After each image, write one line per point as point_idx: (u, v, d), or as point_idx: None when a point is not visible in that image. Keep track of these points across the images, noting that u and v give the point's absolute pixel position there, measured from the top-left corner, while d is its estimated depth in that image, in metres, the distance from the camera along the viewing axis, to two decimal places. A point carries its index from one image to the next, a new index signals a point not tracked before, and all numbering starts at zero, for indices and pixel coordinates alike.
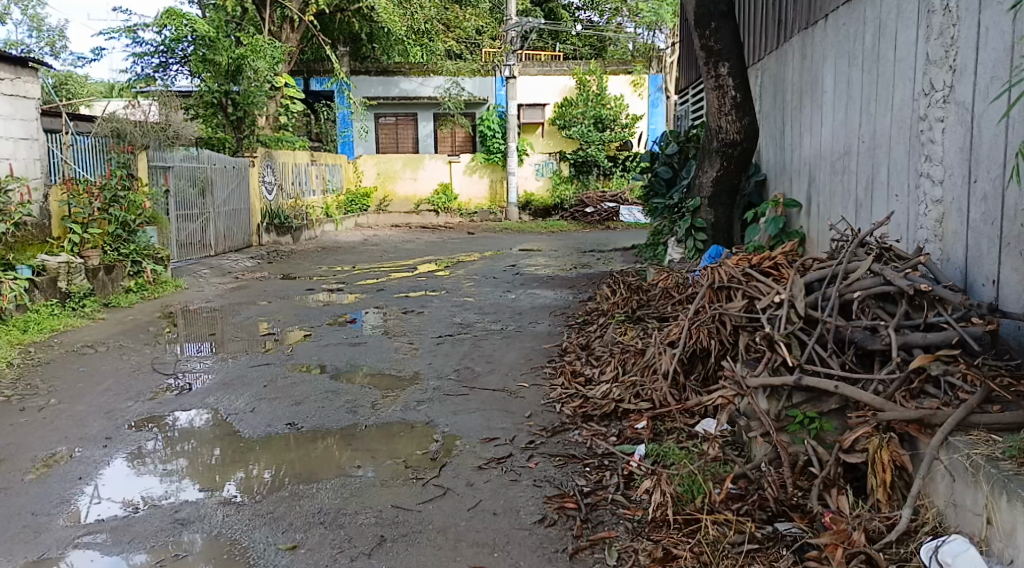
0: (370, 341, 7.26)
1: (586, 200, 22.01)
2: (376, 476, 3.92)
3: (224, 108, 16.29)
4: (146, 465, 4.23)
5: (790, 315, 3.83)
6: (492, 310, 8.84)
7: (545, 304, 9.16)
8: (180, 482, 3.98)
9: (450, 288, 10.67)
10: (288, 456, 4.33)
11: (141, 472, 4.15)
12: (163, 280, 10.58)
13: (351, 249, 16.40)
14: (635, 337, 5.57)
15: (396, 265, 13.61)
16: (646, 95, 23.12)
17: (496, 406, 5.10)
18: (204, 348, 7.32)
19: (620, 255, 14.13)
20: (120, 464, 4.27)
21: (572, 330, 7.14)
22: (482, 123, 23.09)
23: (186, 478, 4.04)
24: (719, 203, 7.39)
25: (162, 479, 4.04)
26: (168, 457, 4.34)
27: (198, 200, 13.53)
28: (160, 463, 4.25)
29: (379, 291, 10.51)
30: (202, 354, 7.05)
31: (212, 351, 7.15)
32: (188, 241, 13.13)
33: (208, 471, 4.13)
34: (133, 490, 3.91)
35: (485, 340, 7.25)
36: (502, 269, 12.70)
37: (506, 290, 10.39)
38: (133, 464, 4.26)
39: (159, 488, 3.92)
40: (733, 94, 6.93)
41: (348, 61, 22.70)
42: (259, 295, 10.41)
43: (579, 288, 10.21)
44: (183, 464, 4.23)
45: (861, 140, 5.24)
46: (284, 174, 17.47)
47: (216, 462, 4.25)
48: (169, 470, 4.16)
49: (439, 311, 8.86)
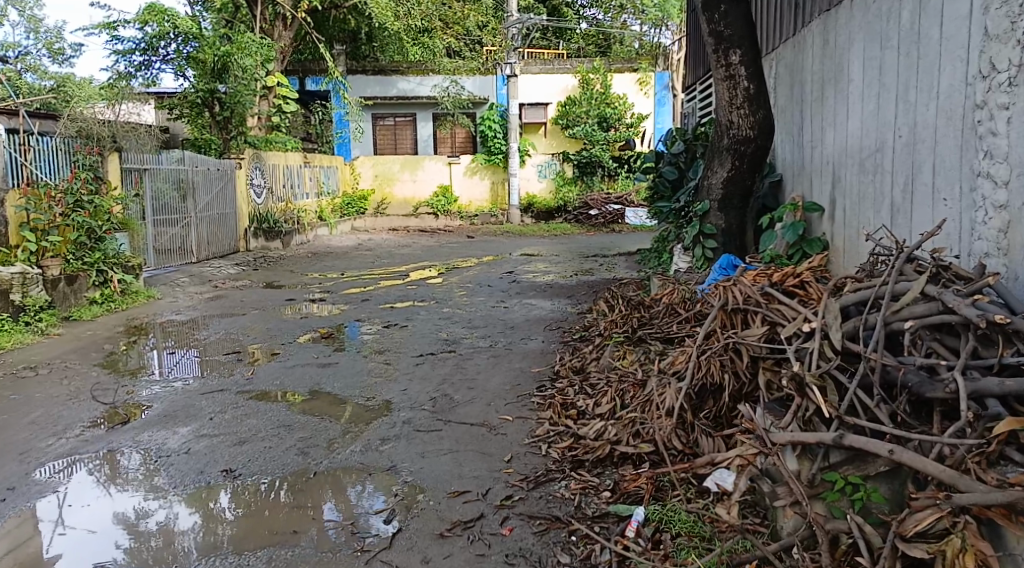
0: (341, 362, 6.54)
1: (589, 202, 21.29)
2: (321, 532, 3.43)
3: (210, 108, 15.70)
4: (129, 481, 4.11)
5: (823, 348, 3.11)
6: (482, 323, 8.12)
7: (541, 316, 8.42)
8: (164, 499, 3.87)
9: (441, 298, 9.94)
10: (279, 470, 4.14)
11: (122, 488, 4.03)
12: (134, 290, 9.98)
13: (344, 254, 15.71)
14: (635, 364, 4.82)
15: (387, 272, 12.90)
16: (652, 93, 22.40)
17: (472, 445, 4.36)
18: (189, 368, 6.69)
19: (627, 260, 13.34)
20: (100, 481, 4.12)
21: (566, 349, 6.40)
22: (483, 123, 22.37)
23: (172, 494, 3.93)
24: (730, 208, 6.57)
25: (147, 495, 3.93)
26: (150, 472, 4.20)
27: (179, 205, 12.87)
28: (143, 478, 4.12)
29: (363, 302, 9.79)
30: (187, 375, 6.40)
31: (197, 371, 6.51)
32: (169, 246, 12.49)
33: (194, 487, 3.98)
34: (114, 507, 3.82)
35: (470, 360, 6.51)
36: (499, 276, 11.95)
37: (500, 300, 9.65)
38: (119, 476, 4.17)
39: (143, 504, 3.84)
40: (745, 85, 6.16)
41: (344, 59, 22.02)
42: (235, 307, 9.72)
43: (578, 298, 9.45)
44: (166, 480, 4.10)
45: (898, 134, 4.50)
46: (275, 177, 16.78)
47: (199, 479, 4.08)
48: (152, 485, 4.04)
49: (424, 325, 8.13)
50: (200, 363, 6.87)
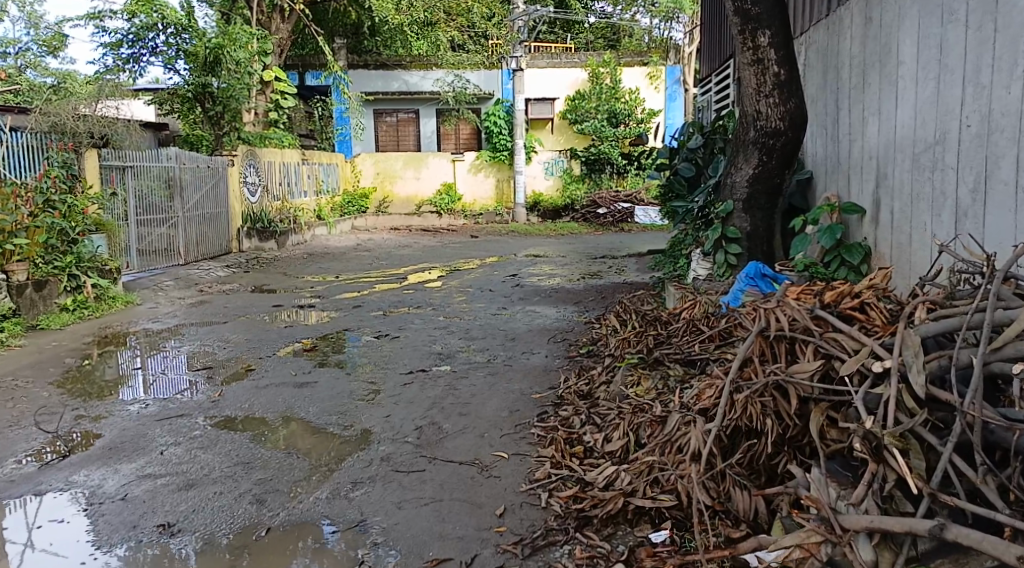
0: (321, 381, 5.85)
1: (598, 200, 20.59)
2: None
3: (203, 103, 15.12)
4: (70, 515, 3.64)
5: (902, 397, 2.45)
6: (480, 334, 7.41)
7: (546, 326, 7.71)
8: (103, 540, 3.40)
9: (439, 304, 9.25)
10: (235, 514, 3.57)
11: (59, 525, 3.56)
12: (111, 295, 9.36)
13: (342, 255, 15.09)
14: (653, 392, 4.12)
15: (384, 275, 12.28)
16: (663, 87, 21.67)
17: (459, 494, 3.67)
18: (180, 383, 6.09)
19: (637, 263, 12.61)
20: (42, 514, 3.67)
21: (573, 368, 5.69)
22: (488, 119, 21.66)
23: (113, 533, 3.45)
24: (756, 208, 5.84)
25: (86, 534, 3.46)
26: (94, 506, 3.72)
27: (164, 204, 12.23)
28: (85, 514, 3.64)
29: (356, 309, 9.09)
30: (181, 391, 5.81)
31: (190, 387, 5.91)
32: (153, 246, 11.89)
33: (139, 528, 3.49)
34: (44, 548, 3.35)
35: (465, 378, 5.81)
36: (501, 280, 11.25)
37: (501, 307, 8.94)
38: (62, 509, 3.71)
39: (79, 545, 3.36)
40: (775, 70, 5.47)
41: (344, 53, 21.35)
42: (217, 314, 9.05)
43: (586, 306, 8.72)
44: (111, 514, 3.62)
45: (968, 123, 3.81)
46: (271, 175, 16.12)
47: (147, 515, 3.59)
48: (93, 522, 3.57)
49: (417, 336, 7.43)
50: (184, 378, 6.26)
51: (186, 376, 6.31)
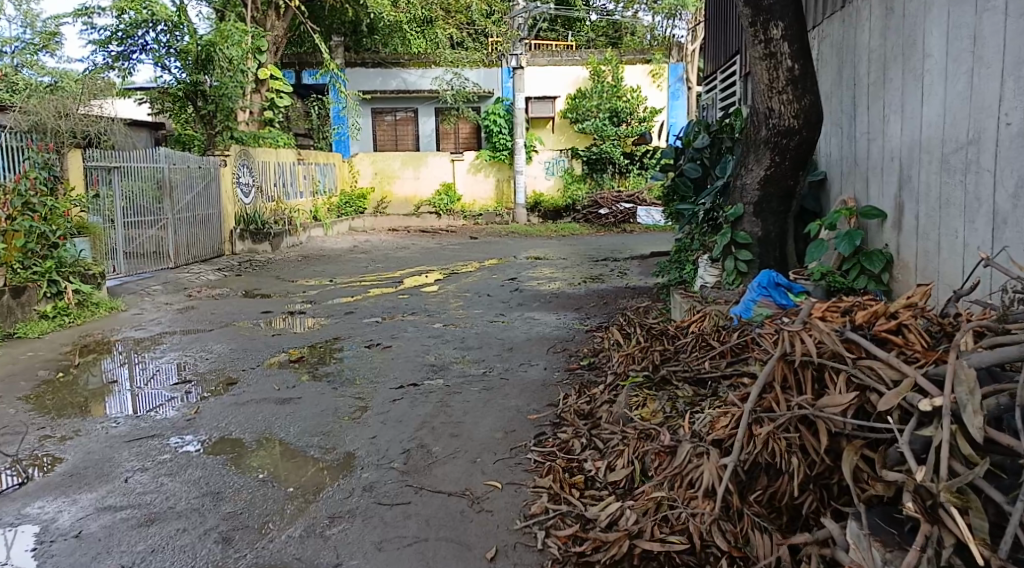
0: (305, 396, 5.49)
1: (599, 200, 20.24)
2: None
3: (195, 101, 14.85)
4: (19, 553, 3.32)
5: (958, 442, 2.20)
6: (476, 343, 7.06)
7: (545, 334, 7.35)
8: None
9: (435, 310, 8.89)
10: (198, 555, 3.24)
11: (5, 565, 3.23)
12: (94, 302, 9.04)
13: (338, 256, 14.74)
14: (660, 416, 3.77)
15: (380, 278, 11.94)
16: (665, 86, 21.26)
17: (446, 532, 3.33)
18: (164, 396, 5.80)
19: (640, 266, 12.24)
20: None
21: (574, 383, 5.33)
22: (488, 117, 21.21)
23: None
24: (768, 212, 5.48)
25: None
26: (45, 544, 3.39)
27: (154, 206, 11.89)
28: (34, 553, 3.31)
29: (348, 316, 8.73)
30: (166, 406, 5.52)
31: (175, 401, 5.63)
32: (142, 249, 11.55)
33: None
34: None
35: (458, 393, 5.45)
36: (500, 284, 10.87)
37: (499, 314, 8.58)
38: (11, 546, 3.38)
39: None
40: (789, 65, 5.10)
41: (342, 51, 20.98)
42: (204, 321, 8.70)
43: (588, 312, 8.37)
44: (62, 554, 3.29)
45: (1008, 121, 3.46)
46: (265, 175, 15.78)
47: (102, 557, 3.25)
48: (42, 563, 3.23)
49: (410, 345, 7.07)
50: (168, 390, 5.97)
51: (162, 390, 5.98)
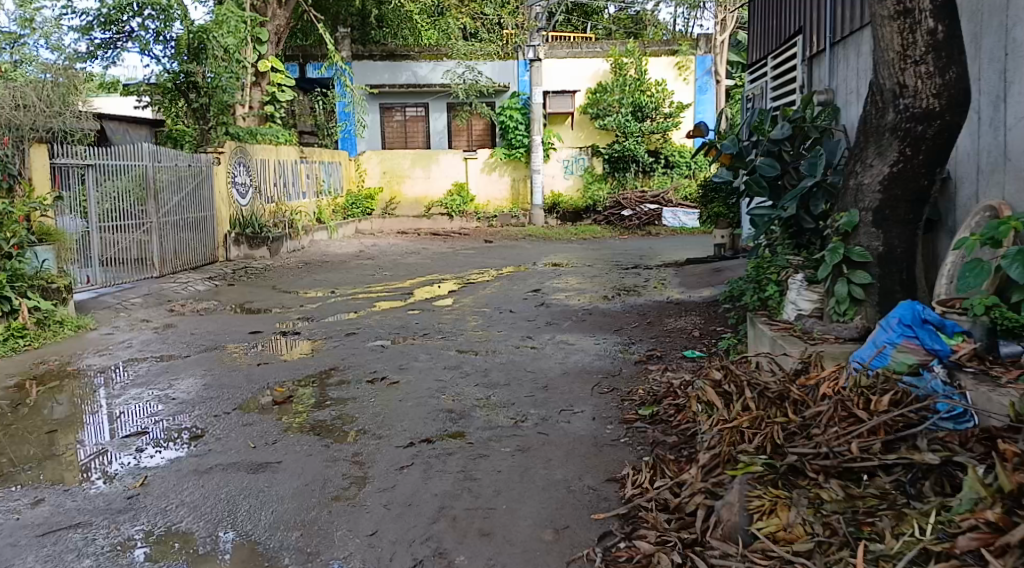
0: (287, 459, 4.24)
1: (622, 201, 18.94)
2: None
3: (186, 94, 13.67)
4: None
5: None
6: (504, 379, 5.76)
7: (587, 366, 6.05)
8: None
9: (451, 331, 7.59)
10: None
11: None
12: (58, 319, 7.85)
13: (341, 263, 13.51)
14: (807, 539, 2.60)
15: (388, 289, 10.69)
16: (692, 79, 20.00)
17: None
18: (111, 451, 4.57)
19: (678, 277, 10.89)
20: None
21: (642, 451, 4.04)
22: (504, 112, 19.87)
23: None
24: (892, 221, 4.19)
25: None
26: None
27: (135, 208, 10.67)
28: None
29: (348, 339, 7.44)
30: (109, 468, 4.28)
31: (122, 461, 4.39)
32: (122, 255, 10.34)
33: None
34: None
35: (485, 456, 4.18)
36: (523, 297, 9.57)
37: (525, 337, 7.28)
38: None
39: None
40: (932, 26, 3.80)
41: (348, 43, 19.71)
42: (182, 344, 7.45)
43: (632, 336, 7.06)
44: None
45: None
46: (264, 175, 14.54)
47: None
48: None
49: (422, 381, 5.77)
50: (120, 442, 4.73)
51: (102, 446, 4.70)
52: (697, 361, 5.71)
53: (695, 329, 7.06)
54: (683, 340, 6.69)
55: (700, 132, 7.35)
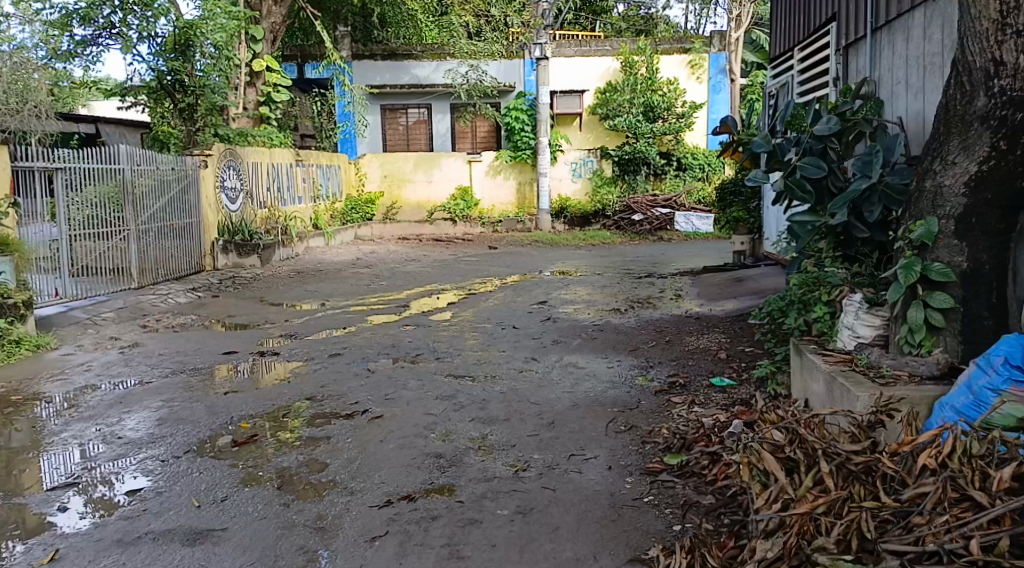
0: (234, 525, 3.47)
1: (633, 205, 18.16)
2: None
3: (172, 94, 12.96)
4: None
5: None
6: (504, 413, 4.97)
7: (600, 396, 5.25)
8: None
9: (447, 352, 6.80)
10: None
11: None
12: (14, 338, 7.13)
13: (336, 272, 12.75)
14: None
15: (383, 302, 9.93)
16: (705, 78, 19.23)
17: None
18: (29, 508, 3.81)
19: (695, 288, 10.07)
20: None
21: (675, 524, 3.24)
22: (510, 113, 19.07)
23: None
24: (979, 232, 3.44)
25: None
26: None
27: (112, 214, 9.95)
28: None
29: (331, 360, 6.65)
30: (18, 534, 3.51)
31: (38, 524, 3.62)
32: (97, 264, 9.62)
33: None
34: None
35: (477, 523, 3.39)
36: (528, 310, 8.78)
37: (530, 358, 6.50)
38: None
39: None
40: None
41: (347, 42, 19.01)
42: (147, 366, 6.68)
43: (650, 358, 6.26)
44: None
45: None
46: (257, 178, 13.83)
47: None
48: None
49: (410, 415, 4.99)
50: (44, 495, 3.98)
51: (21, 499, 3.94)
52: (728, 394, 4.91)
53: (721, 352, 6.25)
54: (708, 366, 5.88)
55: (728, 128, 6.41)
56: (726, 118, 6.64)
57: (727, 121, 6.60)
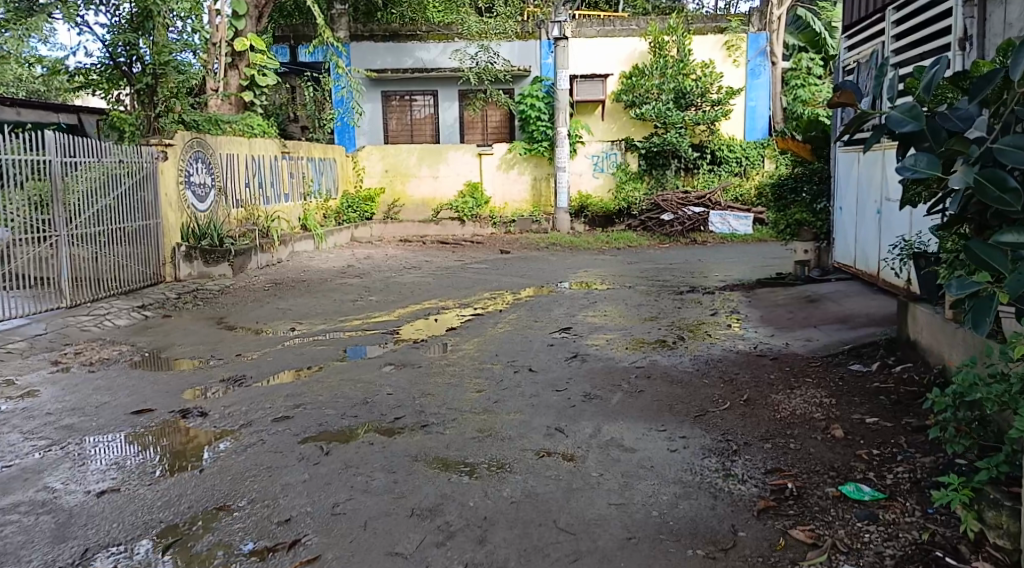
0: None
1: (662, 203, 16.18)
2: None
3: (130, 74, 11.10)
4: None
5: None
6: (516, 555, 3.05)
7: (669, 518, 3.33)
8: None
9: (438, 414, 4.87)
10: None
11: None
12: None
13: (319, 282, 10.89)
14: None
15: (367, 325, 8.04)
16: (743, 61, 17.19)
17: None
18: None
19: (756, 309, 8.10)
20: None
21: None
22: (524, 101, 17.14)
23: None
24: None
25: None
26: None
27: (36, 219, 8.13)
28: None
29: (275, 426, 4.72)
30: None
31: None
32: (16, 278, 7.82)
33: None
34: None
35: None
36: (548, 343, 6.83)
37: (554, 427, 4.57)
38: None
39: None
40: None
41: (345, 21, 17.15)
42: (19, 435, 4.76)
43: (727, 433, 4.33)
44: None
45: None
46: (233, 173, 12.00)
47: None
48: None
49: (365, 556, 3.09)
50: None
51: None
52: (888, 533, 3.03)
53: (833, 429, 4.32)
54: (824, 454, 3.97)
55: (854, 99, 4.23)
56: (842, 84, 4.35)
57: (846, 87, 4.33)
